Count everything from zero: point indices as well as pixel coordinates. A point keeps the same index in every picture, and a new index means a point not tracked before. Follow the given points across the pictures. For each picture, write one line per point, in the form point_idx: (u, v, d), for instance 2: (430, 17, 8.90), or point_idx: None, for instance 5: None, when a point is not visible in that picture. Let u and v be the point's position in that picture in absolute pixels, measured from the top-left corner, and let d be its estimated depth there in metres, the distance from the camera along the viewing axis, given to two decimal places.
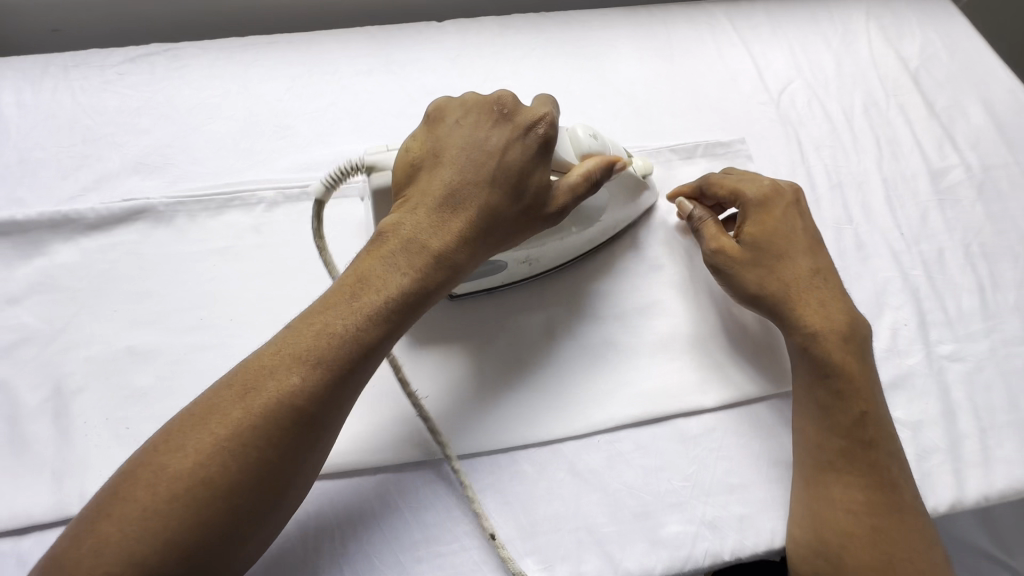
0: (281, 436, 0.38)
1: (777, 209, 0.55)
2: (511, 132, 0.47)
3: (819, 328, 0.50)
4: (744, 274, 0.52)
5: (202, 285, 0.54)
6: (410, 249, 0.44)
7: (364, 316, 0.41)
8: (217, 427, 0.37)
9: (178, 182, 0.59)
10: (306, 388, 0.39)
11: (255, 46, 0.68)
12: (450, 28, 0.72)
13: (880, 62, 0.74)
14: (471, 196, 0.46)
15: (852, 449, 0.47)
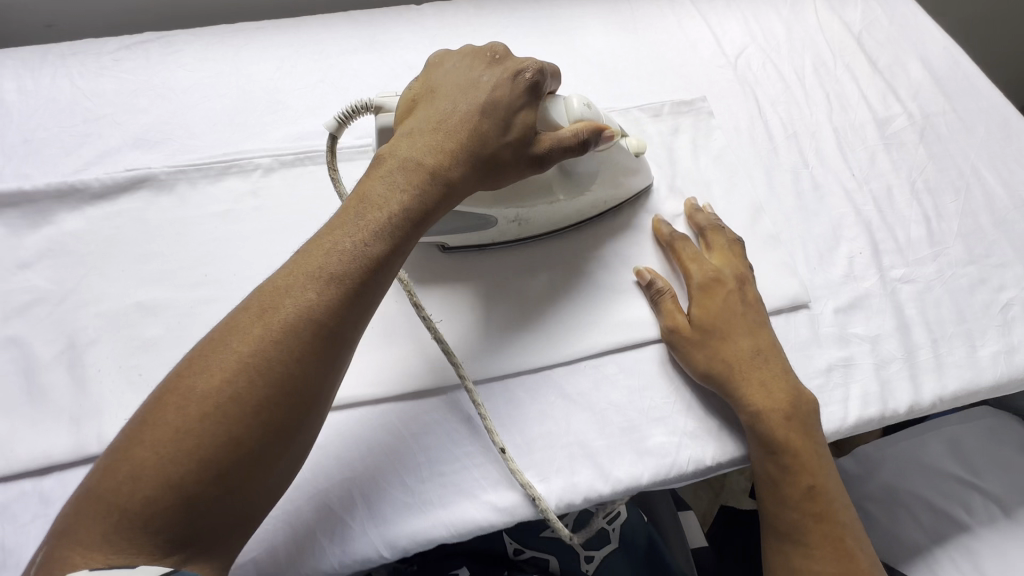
0: (303, 349, 0.38)
1: (724, 294, 0.56)
2: (500, 69, 0.50)
3: (762, 411, 0.51)
4: (693, 356, 0.53)
5: (205, 246, 0.58)
6: (412, 172, 0.45)
7: (375, 235, 0.42)
8: (241, 345, 0.37)
9: (178, 154, 0.62)
10: (324, 302, 0.39)
11: (245, 31, 0.72)
12: (429, 10, 0.77)
13: (827, 27, 0.80)
14: (467, 123, 0.47)
15: (805, 526, 0.50)
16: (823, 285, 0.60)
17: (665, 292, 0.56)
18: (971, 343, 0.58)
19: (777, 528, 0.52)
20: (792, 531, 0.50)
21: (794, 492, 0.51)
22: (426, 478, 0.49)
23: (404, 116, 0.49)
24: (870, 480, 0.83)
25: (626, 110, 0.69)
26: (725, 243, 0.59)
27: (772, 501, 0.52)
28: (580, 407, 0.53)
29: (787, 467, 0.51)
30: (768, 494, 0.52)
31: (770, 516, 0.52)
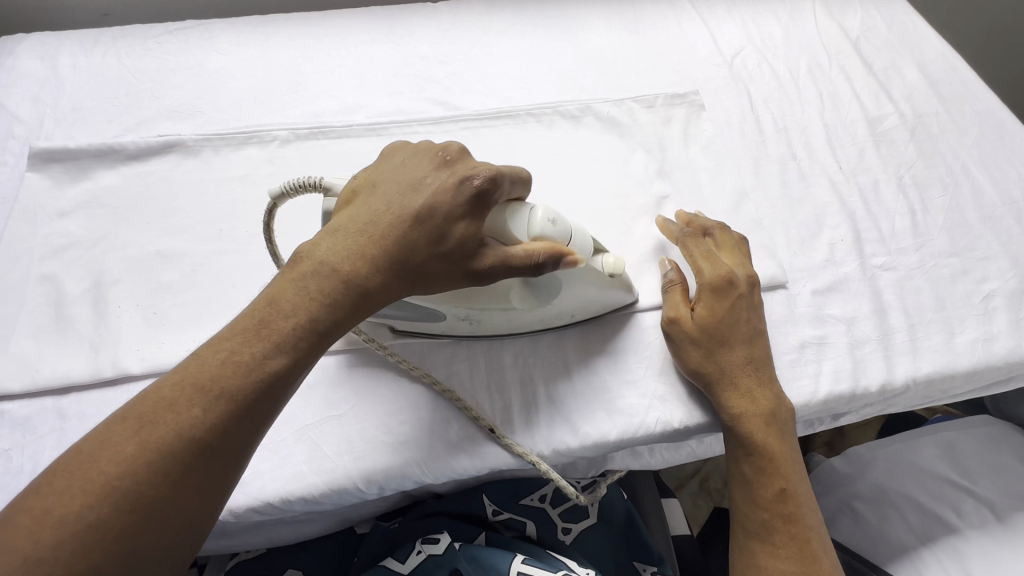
0: (179, 473, 0.34)
1: (732, 294, 0.55)
2: (447, 175, 0.45)
3: (744, 410, 0.52)
4: (688, 351, 0.54)
5: (222, 205, 0.63)
6: (324, 273, 0.42)
7: (273, 345, 0.39)
8: (107, 465, 0.33)
9: (205, 125, 0.69)
10: (210, 421, 0.36)
11: (274, 22, 0.79)
12: (443, 7, 0.83)
13: (825, 32, 0.83)
14: (394, 227, 0.43)
15: (774, 521, 0.50)
16: (802, 268, 0.62)
17: (672, 284, 0.57)
18: (949, 329, 0.59)
19: (744, 521, 0.52)
20: (759, 527, 0.51)
21: (764, 487, 0.51)
22: (406, 426, 0.52)
23: (340, 211, 0.46)
24: (860, 480, 0.82)
25: (621, 101, 0.73)
26: (735, 243, 0.59)
27: (742, 492, 0.53)
28: (556, 368, 0.55)
29: (759, 464, 0.52)
30: (738, 485, 0.53)
31: (739, 509, 0.53)
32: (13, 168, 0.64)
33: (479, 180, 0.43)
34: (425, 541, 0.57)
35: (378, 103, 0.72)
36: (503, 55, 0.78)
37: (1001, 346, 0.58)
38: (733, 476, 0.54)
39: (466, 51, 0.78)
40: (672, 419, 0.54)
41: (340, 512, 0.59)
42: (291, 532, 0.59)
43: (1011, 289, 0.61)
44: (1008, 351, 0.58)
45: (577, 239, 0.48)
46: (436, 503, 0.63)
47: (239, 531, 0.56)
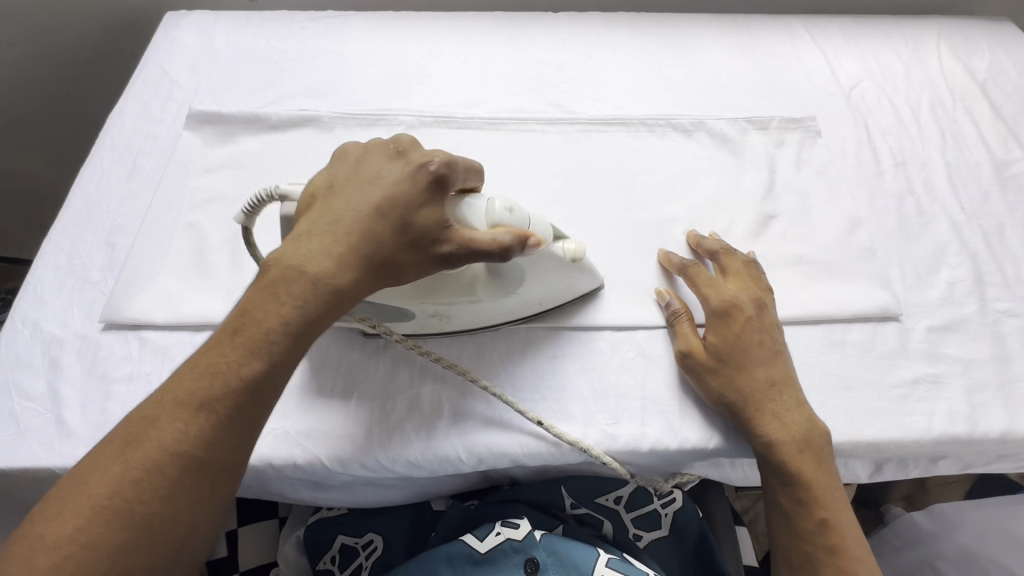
0: (169, 486, 0.35)
1: (732, 318, 0.54)
2: (402, 165, 0.46)
3: (775, 436, 0.50)
4: (707, 381, 0.52)
5: None
6: (296, 276, 0.41)
7: (249, 352, 0.39)
8: (94, 490, 0.34)
9: (340, 105, 0.74)
10: (196, 431, 0.37)
11: (406, 18, 0.85)
12: (563, 17, 0.86)
13: (949, 72, 0.81)
14: (358, 224, 0.43)
15: (817, 554, 0.48)
16: (917, 302, 0.60)
17: (678, 316, 0.56)
18: None
19: (786, 552, 0.50)
20: (803, 558, 0.49)
21: (805, 517, 0.49)
22: (480, 401, 0.54)
23: (299, 214, 0.45)
24: (945, 539, 0.78)
25: (734, 119, 0.73)
26: (742, 267, 0.58)
27: (781, 523, 0.51)
28: (662, 369, 0.56)
29: (795, 492, 0.50)
30: (774, 515, 0.51)
31: (782, 542, 0.51)
32: (171, 127, 0.71)
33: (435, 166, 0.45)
34: (505, 525, 0.57)
35: (497, 100, 0.76)
36: (617, 66, 0.80)
37: None
38: (770, 507, 0.52)
39: (583, 60, 0.81)
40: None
41: (424, 483, 0.61)
42: (374, 494, 0.61)
43: None
44: None
45: (535, 226, 0.48)
46: (514, 490, 0.64)
47: (331, 487, 0.59)
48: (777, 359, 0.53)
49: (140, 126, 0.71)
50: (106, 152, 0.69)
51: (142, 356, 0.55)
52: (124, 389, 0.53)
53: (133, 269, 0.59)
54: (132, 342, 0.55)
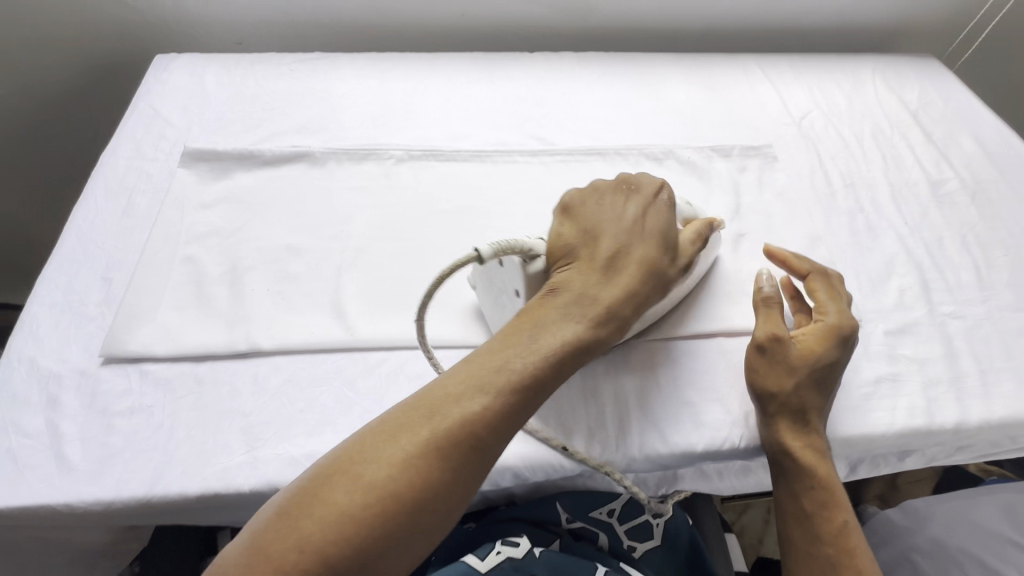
0: (462, 453, 0.42)
1: (827, 334, 0.56)
2: (644, 202, 0.56)
3: (801, 446, 0.54)
4: (769, 372, 0.56)
5: (345, 209, 0.70)
6: (569, 297, 0.50)
7: (537, 358, 0.47)
8: (408, 442, 0.42)
9: (331, 141, 0.77)
10: (486, 413, 0.44)
11: (391, 59, 0.90)
12: (539, 57, 0.93)
13: (885, 104, 0.91)
14: (618, 254, 0.53)
15: (836, 556, 0.51)
16: (874, 309, 0.66)
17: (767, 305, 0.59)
18: (1019, 378, 0.62)
19: (798, 553, 0.53)
20: (822, 560, 0.52)
21: (826, 520, 0.53)
22: None
23: (557, 245, 0.54)
24: (918, 533, 0.82)
25: (700, 148, 0.80)
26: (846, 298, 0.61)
27: (799, 527, 0.54)
28: (647, 381, 0.59)
29: (816, 496, 0.53)
30: (788, 517, 0.54)
31: (798, 545, 0.53)
32: (165, 165, 0.73)
33: (664, 194, 0.57)
34: (505, 544, 0.59)
35: (481, 134, 0.81)
36: (592, 101, 0.87)
37: None
38: (790, 512, 0.54)
39: (559, 95, 0.87)
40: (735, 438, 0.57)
41: None
42: None
43: None
44: None
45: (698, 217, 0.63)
46: (512, 509, 0.66)
47: None
48: (836, 383, 0.56)
49: (133, 165, 0.73)
50: (99, 191, 0.70)
51: (144, 389, 0.55)
52: (126, 423, 0.53)
53: (132, 303, 0.60)
54: (133, 376, 0.56)
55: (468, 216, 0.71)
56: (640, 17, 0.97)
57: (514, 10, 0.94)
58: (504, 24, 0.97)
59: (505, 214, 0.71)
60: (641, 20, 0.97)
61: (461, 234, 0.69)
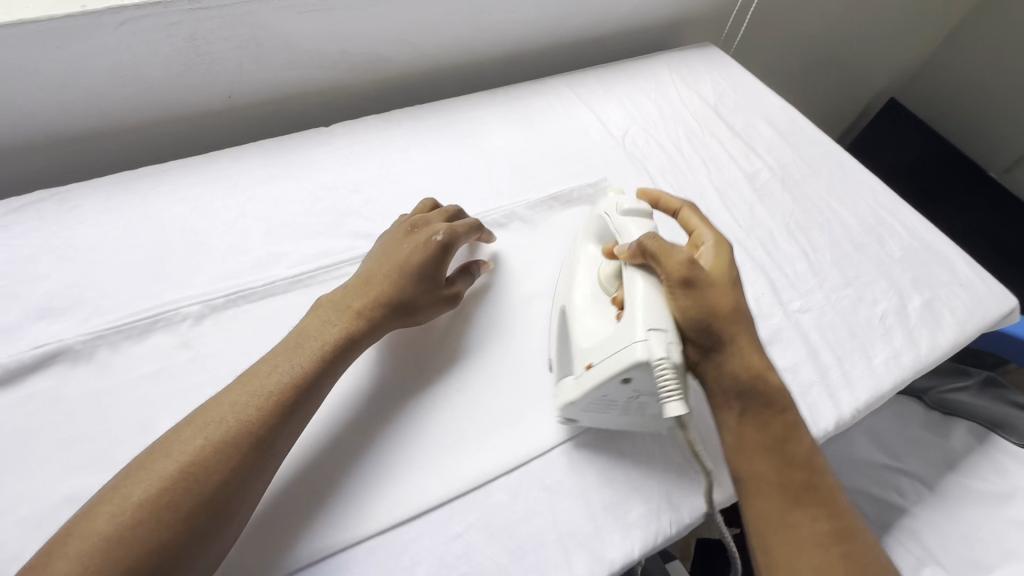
0: (219, 474, 0.44)
1: (721, 245, 0.60)
2: (411, 237, 0.64)
3: (753, 373, 0.54)
4: (707, 293, 0.54)
5: (141, 413, 0.53)
6: (338, 310, 0.57)
7: (300, 377, 0.51)
8: (161, 470, 0.43)
9: (92, 318, 0.58)
10: (249, 423, 0.47)
11: (152, 176, 0.71)
12: (338, 130, 0.80)
13: (688, 103, 0.94)
14: (383, 274, 0.60)
15: (801, 479, 0.52)
16: None
17: (655, 243, 0.54)
18: (866, 354, 0.68)
19: (773, 485, 0.51)
20: (798, 486, 0.51)
21: (795, 445, 0.53)
22: None
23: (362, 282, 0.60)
24: None
25: (540, 201, 0.76)
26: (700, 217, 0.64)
27: (761, 459, 0.52)
28: (565, 497, 0.54)
29: (781, 421, 0.54)
30: (759, 452, 0.53)
31: (764, 477, 0.52)
32: None
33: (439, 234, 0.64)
34: None
35: (295, 249, 0.67)
36: (412, 172, 0.77)
37: (908, 357, 0.68)
38: (758, 443, 0.53)
39: (375, 174, 0.76)
40: (703, 507, 0.56)
41: None
42: None
43: (897, 305, 0.73)
44: (915, 361, 0.68)
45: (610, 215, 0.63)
46: None
47: None
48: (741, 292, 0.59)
49: None
50: None
51: None
52: None
53: None
54: None
55: None
56: (436, 59, 0.89)
57: (293, 78, 0.81)
58: (285, 94, 0.82)
59: None
60: (439, 62, 0.89)
61: None
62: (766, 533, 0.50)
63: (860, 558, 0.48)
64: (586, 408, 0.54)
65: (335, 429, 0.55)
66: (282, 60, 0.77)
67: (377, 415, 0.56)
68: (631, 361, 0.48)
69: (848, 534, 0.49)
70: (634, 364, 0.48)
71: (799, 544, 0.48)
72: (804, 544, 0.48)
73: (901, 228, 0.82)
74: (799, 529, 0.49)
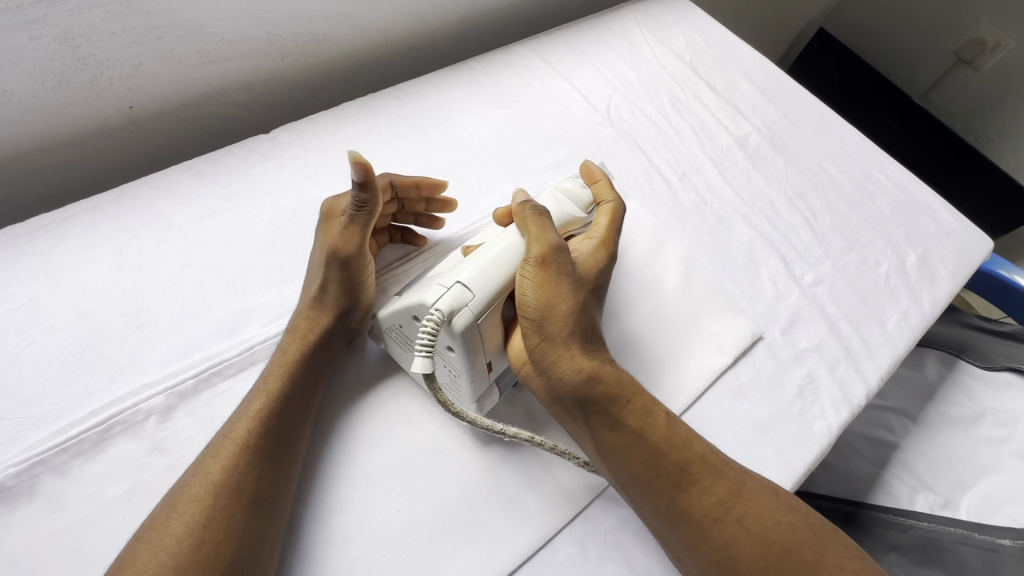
0: (204, 544, 0.39)
1: (598, 253, 0.55)
2: (324, 230, 0.56)
3: (589, 373, 0.48)
4: (559, 284, 0.49)
5: (119, 551, 0.42)
6: (284, 336, 0.52)
7: (261, 418, 0.45)
8: (140, 559, 0.38)
9: (19, 437, 0.45)
10: (225, 480, 0.42)
11: (49, 227, 0.55)
12: (283, 137, 0.66)
13: (665, 63, 0.87)
14: (312, 282, 0.54)
15: (672, 465, 0.46)
16: (763, 312, 0.66)
17: (531, 216, 0.52)
18: (880, 320, 0.68)
19: (646, 485, 0.46)
20: (672, 472, 0.45)
21: (654, 428, 0.47)
22: None
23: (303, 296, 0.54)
24: None
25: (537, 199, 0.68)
26: (613, 217, 0.58)
27: (624, 455, 0.47)
28: (634, 533, 0.50)
29: (634, 410, 0.48)
30: (618, 451, 0.47)
31: (628, 474, 0.46)
32: None
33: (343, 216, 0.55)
34: None
35: (269, 300, 0.55)
36: None
37: (916, 316, 0.69)
38: (613, 439, 0.47)
39: (344, 189, 0.64)
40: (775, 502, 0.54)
41: None
42: None
43: (898, 264, 0.73)
44: (922, 319, 0.69)
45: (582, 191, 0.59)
46: None
47: None
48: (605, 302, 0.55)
49: None
50: None
51: None
52: None
53: None
54: None
55: (324, 444, 0.50)
56: (385, 35, 0.74)
57: (212, 74, 0.64)
58: (204, 96, 0.66)
59: (366, 408, 0.53)
60: (387, 38, 0.75)
61: (328, 478, 0.49)
62: (670, 533, 0.45)
63: (758, 516, 0.43)
64: (390, 333, 0.53)
65: (370, 511, 0.48)
66: (194, 54, 0.61)
67: (409, 481, 0.50)
68: (420, 300, 0.47)
69: (737, 493, 0.45)
70: (419, 302, 0.47)
71: (703, 531, 0.43)
72: (705, 530, 0.43)
73: (887, 180, 0.82)
74: (693, 516, 0.44)
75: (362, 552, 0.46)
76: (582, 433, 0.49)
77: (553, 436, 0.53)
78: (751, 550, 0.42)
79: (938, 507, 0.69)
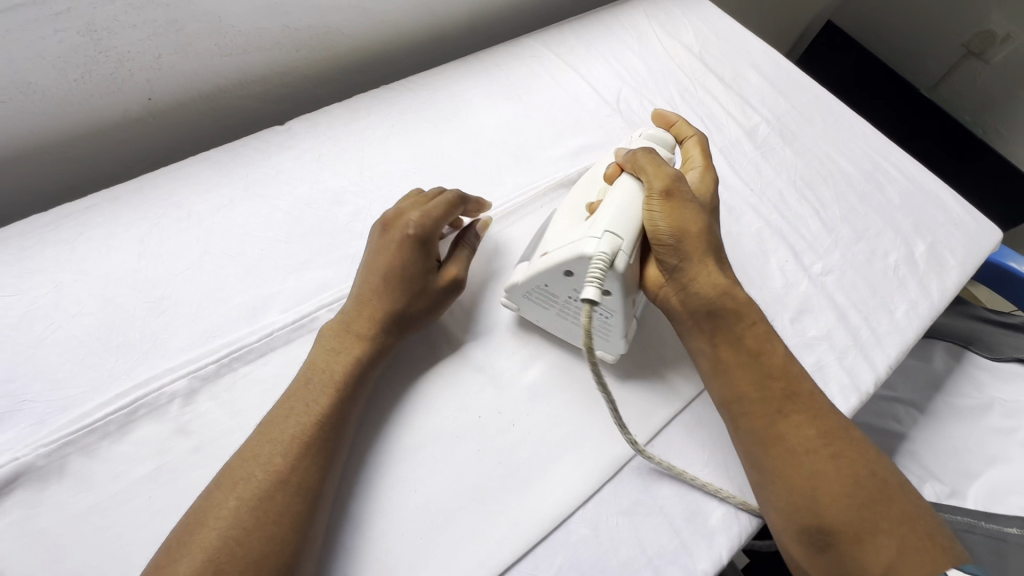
0: (268, 532, 0.40)
1: (703, 179, 0.59)
2: (393, 241, 0.54)
3: (722, 291, 0.53)
4: (688, 208, 0.53)
5: (147, 529, 0.44)
6: (342, 335, 0.52)
7: (317, 413, 0.46)
8: (201, 544, 0.39)
9: (47, 420, 0.46)
10: (287, 473, 0.43)
11: (72, 216, 0.56)
12: (298, 128, 0.67)
13: (674, 55, 0.87)
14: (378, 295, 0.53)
15: (781, 390, 0.50)
16: (772, 301, 0.67)
17: (644, 155, 0.54)
18: (888, 309, 0.69)
19: (753, 406, 0.50)
20: (779, 398, 0.50)
21: (770, 357, 0.52)
22: None
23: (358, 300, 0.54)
24: None
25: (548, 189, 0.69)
26: (701, 149, 0.61)
27: (746, 375, 0.51)
28: (646, 515, 0.51)
29: (754, 334, 0.53)
30: (739, 372, 0.51)
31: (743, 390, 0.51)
32: None
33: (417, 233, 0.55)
34: None
35: (286, 287, 0.56)
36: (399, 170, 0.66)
37: (924, 305, 0.70)
38: (739, 358, 0.52)
39: (358, 179, 0.65)
40: None
41: None
42: None
43: (907, 254, 0.74)
44: (931, 308, 0.70)
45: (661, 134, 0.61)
46: None
47: None
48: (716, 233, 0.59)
49: None
50: None
51: None
52: None
53: None
54: None
55: None
56: (396, 28, 0.75)
57: (229, 67, 0.65)
58: (220, 87, 0.67)
59: (389, 394, 0.54)
60: (399, 30, 0.76)
61: (352, 461, 0.50)
62: (759, 453, 0.48)
63: (852, 457, 0.47)
64: (529, 294, 0.55)
65: (392, 494, 0.49)
66: (211, 47, 0.62)
67: (430, 465, 0.51)
68: (579, 253, 0.48)
69: (835, 432, 0.48)
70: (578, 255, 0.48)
71: (794, 457, 0.47)
72: (797, 457, 0.47)
73: (896, 171, 0.82)
74: (789, 441, 0.48)
75: (386, 532, 0.47)
76: (701, 351, 0.54)
77: (566, 420, 0.54)
78: (836, 479, 0.45)
79: (944, 496, 0.70)
